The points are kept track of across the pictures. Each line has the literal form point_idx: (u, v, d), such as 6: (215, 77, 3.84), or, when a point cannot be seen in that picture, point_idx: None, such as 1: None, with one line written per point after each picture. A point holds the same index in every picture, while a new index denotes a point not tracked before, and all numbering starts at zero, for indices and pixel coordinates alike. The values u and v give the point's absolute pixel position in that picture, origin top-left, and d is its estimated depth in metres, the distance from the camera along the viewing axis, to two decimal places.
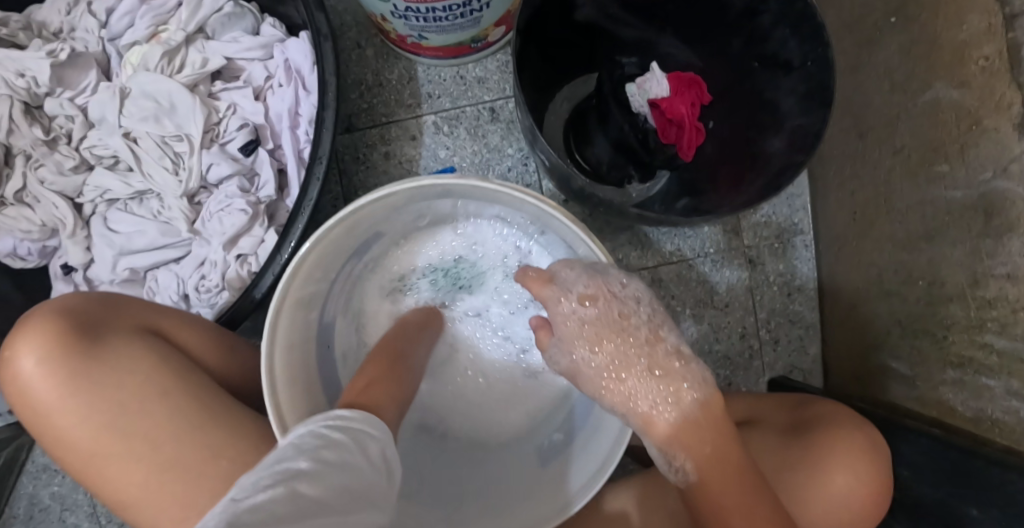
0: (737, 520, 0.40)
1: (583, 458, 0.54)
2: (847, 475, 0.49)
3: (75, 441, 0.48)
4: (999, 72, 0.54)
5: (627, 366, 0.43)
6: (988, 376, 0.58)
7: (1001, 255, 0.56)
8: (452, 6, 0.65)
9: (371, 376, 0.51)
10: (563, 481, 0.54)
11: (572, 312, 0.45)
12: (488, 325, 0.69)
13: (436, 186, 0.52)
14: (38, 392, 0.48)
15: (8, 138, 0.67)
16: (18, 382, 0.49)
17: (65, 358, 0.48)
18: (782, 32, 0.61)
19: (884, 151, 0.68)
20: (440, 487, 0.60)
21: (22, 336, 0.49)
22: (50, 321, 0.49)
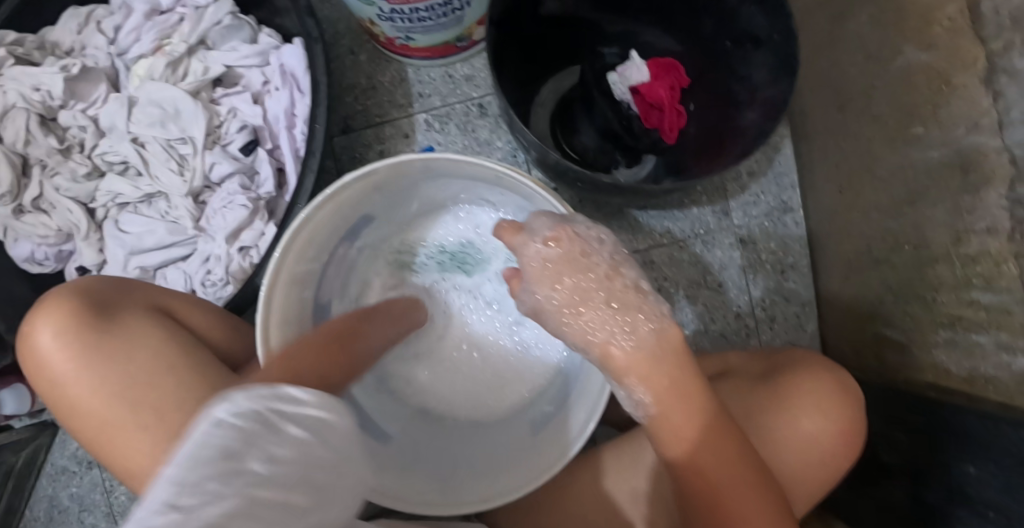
0: (694, 448, 0.44)
1: (571, 419, 0.58)
2: (815, 414, 0.51)
3: (88, 412, 0.50)
4: (963, 30, 0.55)
5: (586, 300, 0.46)
6: (978, 333, 0.58)
7: (980, 209, 0.56)
8: (434, 5, 0.69)
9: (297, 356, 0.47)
10: (558, 442, 0.57)
11: (537, 253, 0.47)
12: (482, 299, 0.72)
13: (416, 161, 0.56)
14: (55, 369, 0.51)
15: (25, 148, 0.73)
16: (37, 361, 0.52)
17: (80, 335, 0.51)
18: (749, 8, 0.64)
19: (863, 121, 0.69)
20: (436, 460, 0.63)
21: (39, 316, 0.52)
22: (70, 299, 0.52)
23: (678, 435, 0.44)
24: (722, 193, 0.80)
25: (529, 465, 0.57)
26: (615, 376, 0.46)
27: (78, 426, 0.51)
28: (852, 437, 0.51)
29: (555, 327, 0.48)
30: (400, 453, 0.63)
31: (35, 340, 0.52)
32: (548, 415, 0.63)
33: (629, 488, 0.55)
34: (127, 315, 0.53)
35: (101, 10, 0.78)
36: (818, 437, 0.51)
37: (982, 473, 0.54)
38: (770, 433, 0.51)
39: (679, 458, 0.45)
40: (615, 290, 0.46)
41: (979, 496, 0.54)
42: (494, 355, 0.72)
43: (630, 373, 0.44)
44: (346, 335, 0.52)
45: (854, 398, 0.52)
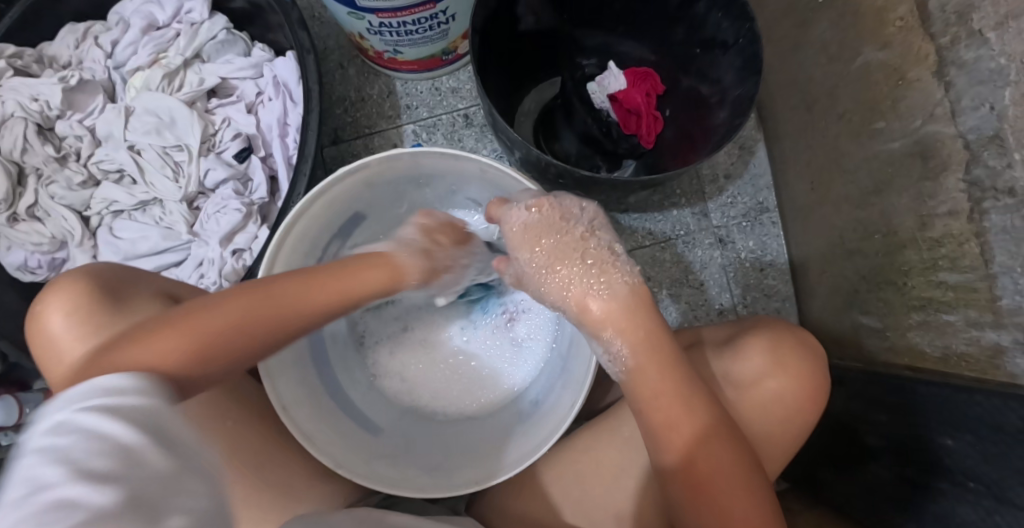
0: (665, 400, 0.48)
1: (559, 405, 0.60)
2: (779, 372, 0.53)
3: None
4: (915, 28, 0.59)
5: (562, 258, 0.51)
6: (948, 312, 0.61)
7: (941, 194, 0.60)
8: (421, 18, 0.74)
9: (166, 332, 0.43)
10: (547, 428, 0.58)
11: (519, 217, 0.52)
12: (509, 327, 0.74)
13: (405, 156, 0.59)
14: (62, 353, 0.51)
15: (23, 156, 0.78)
16: (45, 340, 0.51)
17: (88, 318, 0.50)
18: (716, 16, 0.68)
19: (830, 119, 0.73)
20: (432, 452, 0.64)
21: (51, 297, 0.51)
22: (80, 280, 0.51)
23: (651, 395, 0.48)
24: (701, 195, 0.84)
25: (520, 449, 0.59)
26: (592, 330, 0.51)
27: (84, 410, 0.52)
28: (818, 396, 0.53)
29: (537, 294, 0.53)
30: (392, 444, 0.64)
31: (45, 319, 0.51)
32: (539, 402, 0.65)
33: (613, 465, 0.58)
34: (139, 303, 0.52)
35: (99, 26, 0.83)
36: (785, 396, 0.53)
37: (960, 445, 0.56)
38: (739, 400, 0.54)
39: (654, 416, 0.48)
40: (592, 256, 0.51)
41: (959, 467, 0.56)
42: (487, 359, 0.74)
43: (608, 325, 0.50)
44: (231, 303, 0.46)
45: (816, 358, 0.54)
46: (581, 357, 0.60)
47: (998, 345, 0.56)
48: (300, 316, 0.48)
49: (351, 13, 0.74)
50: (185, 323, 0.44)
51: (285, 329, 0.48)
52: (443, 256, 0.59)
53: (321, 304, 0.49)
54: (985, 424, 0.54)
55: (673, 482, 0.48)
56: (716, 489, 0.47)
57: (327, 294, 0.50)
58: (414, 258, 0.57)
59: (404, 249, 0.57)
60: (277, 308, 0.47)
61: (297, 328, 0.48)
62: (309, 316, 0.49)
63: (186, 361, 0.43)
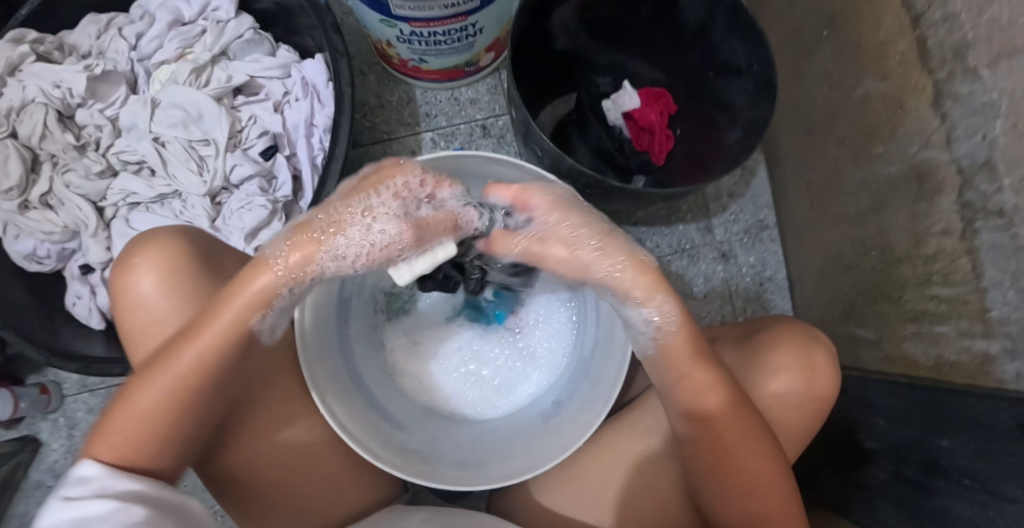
0: (701, 382, 0.52)
1: (586, 402, 0.63)
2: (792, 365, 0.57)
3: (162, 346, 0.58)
4: (913, 62, 0.65)
5: (608, 236, 0.51)
6: (941, 324, 0.66)
7: (935, 214, 0.65)
8: (451, 29, 0.78)
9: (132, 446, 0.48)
10: (575, 424, 0.61)
11: (555, 192, 0.51)
12: (521, 340, 0.76)
13: (450, 158, 0.61)
14: (147, 308, 0.58)
15: (41, 143, 0.78)
16: (128, 289, 0.58)
17: (175, 281, 0.58)
18: (732, 42, 0.73)
19: (830, 143, 0.78)
20: (457, 447, 0.66)
21: (143, 256, 0.58)
22: (169, 245, 0.59)
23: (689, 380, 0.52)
24: (705, 211, 0.88)
25: (546, 444, 0.61)
26: (646, 294, 0.50)
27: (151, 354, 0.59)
28: (831, 392, 0.57)
29: (563, 254, 0.50)
30: (416, 437, 0.65)
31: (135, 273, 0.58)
32: (558, 404, 0.68)
33: (639, 459, 0.60)
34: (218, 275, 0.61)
35: (122, 18, 0.84)
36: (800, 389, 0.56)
37: (954, 445, 0.61)
38: (756, 393, 0.57)
39: (690, 396, 0.52)
40: (620, 241, 0.51)
41: (953, 464, 0.61)
42: (500, 367, 0.75)
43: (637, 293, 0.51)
44: (141, 386, 0.49)
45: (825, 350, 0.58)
46: (608, 358, 0.63)
47: (988, 354, 0.61)
48: (196, 365, 0.50)
49: (384, 20, 0.77)
50: (107, 423, 0.49)
51: (196, 382, 0.50)
52: (325, 220, 0.49)
53: (208, 345, 0.49)
54: (977, 426, 0.59)
55: (700, 461, 0.53)
56: (743, 466, 0.53)
57: (217, 329, 0.50)
58: (280, 252, 0.49)
59: (274, 243, 0.50)
60: (176, 370, 0.49)
61: (203, 377, 0.50)
62: (207, 359, 0.50)
63: (118, 455, 0.48)
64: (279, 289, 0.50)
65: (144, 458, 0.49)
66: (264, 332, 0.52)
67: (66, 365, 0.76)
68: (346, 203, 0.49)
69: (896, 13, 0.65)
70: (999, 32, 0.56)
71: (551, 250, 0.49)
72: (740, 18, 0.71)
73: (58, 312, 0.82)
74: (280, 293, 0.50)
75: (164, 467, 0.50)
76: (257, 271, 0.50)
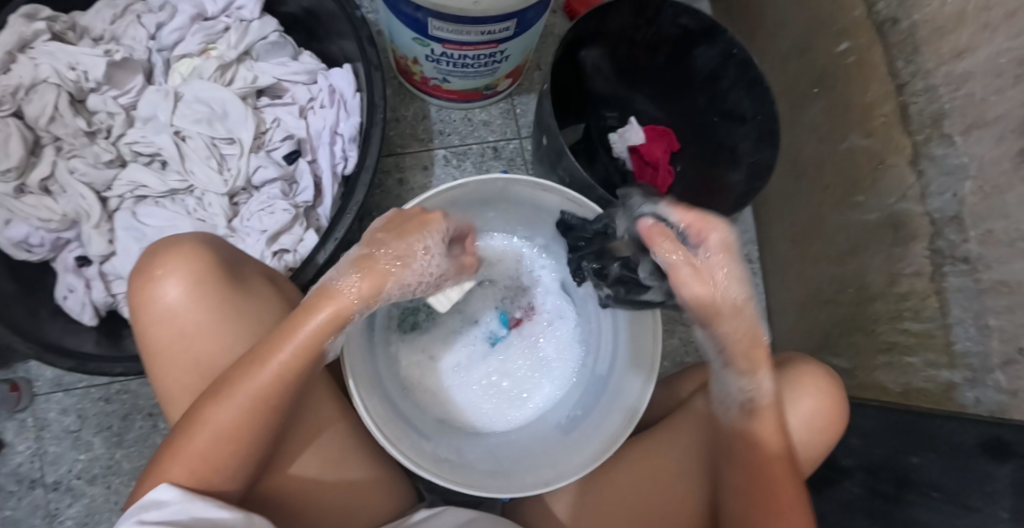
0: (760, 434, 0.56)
1: (601, 420, 0.68)
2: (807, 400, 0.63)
3: (197, 354, 0.60)
4: (897, 125, 0.74)
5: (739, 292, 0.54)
6: (910, 355, 0.75)
7: (908, 258, 0.75)
8: (481, 55, 0.82)
9: (213, 463, 0.53)
10: (591, 438, 0.67)
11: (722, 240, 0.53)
12: (538, 352, 0.81)
13: (500, 181, 0.65)
14: (177, 319, 0.59)
15: (49, 125, 0.75)
16: (153, 303, 0.59)
17: (208, 292, 0.59)
18: (738, 92, 0.81)
19: (816, 189, 0.88)
20: (481, 459, 0.69)
21: (174, 266, 0.59)
22: (200, 259, 0.59)
23: (752, 422, 0.56)
24: None
25: (568, 458, 0.66)
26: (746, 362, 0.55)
27: (173, 364, 0.60)
28: (841, 416, 0.63)
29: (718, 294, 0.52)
30: (442, 449, 0.68)
31: (156, 286, 0.59)
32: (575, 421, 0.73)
33: (661, 472, 0.64)
34: (252, 285, 0.64)
35: (140, 4, 0.81)
36: (809, 419, 0.63)
37: (923, 462, 0.69)
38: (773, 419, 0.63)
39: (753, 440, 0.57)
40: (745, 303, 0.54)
41: (923, 479, 0.68)
42: (519, 377, 0.79)
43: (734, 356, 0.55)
44: (212, 408, 0.53)
45: (836, 388, 0.64)
46: (625, 382, 0.68)
47: (951, 382, 0.70)
48: (265, 388, 0.53)
49: (417, 38, 0.80)
50: (181, 445, 0.53)
51: (265, 403, 0.53)
52: (390, 254, 0.55)
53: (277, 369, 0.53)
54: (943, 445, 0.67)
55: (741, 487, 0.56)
56: (787, 504, 0.54)
57: (286, 355, 0.53)
58: (349, 283, 0.54)
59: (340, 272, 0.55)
60: (247, 393, 0.53)
61: (271, 398, 0.53)
62: (274, 382, 0.53)
63: (195, 474, 0.53)
64: (352, 313, 0.54)
65: (218, 474, 0.53)
66: (330, 351, 0.56)
67: (60, 360, 0.72)
68: (407, 242, 0.56)
69: (884, 81, 0.75)
70: (972, 105, 0.65)
71: (714, 289, 0.52)
72: (748, 71, 0.79)
73: (43, 304, 0.78)
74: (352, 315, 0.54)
75: (233, 482, 0.54)
76: (328, 300, 0.54)
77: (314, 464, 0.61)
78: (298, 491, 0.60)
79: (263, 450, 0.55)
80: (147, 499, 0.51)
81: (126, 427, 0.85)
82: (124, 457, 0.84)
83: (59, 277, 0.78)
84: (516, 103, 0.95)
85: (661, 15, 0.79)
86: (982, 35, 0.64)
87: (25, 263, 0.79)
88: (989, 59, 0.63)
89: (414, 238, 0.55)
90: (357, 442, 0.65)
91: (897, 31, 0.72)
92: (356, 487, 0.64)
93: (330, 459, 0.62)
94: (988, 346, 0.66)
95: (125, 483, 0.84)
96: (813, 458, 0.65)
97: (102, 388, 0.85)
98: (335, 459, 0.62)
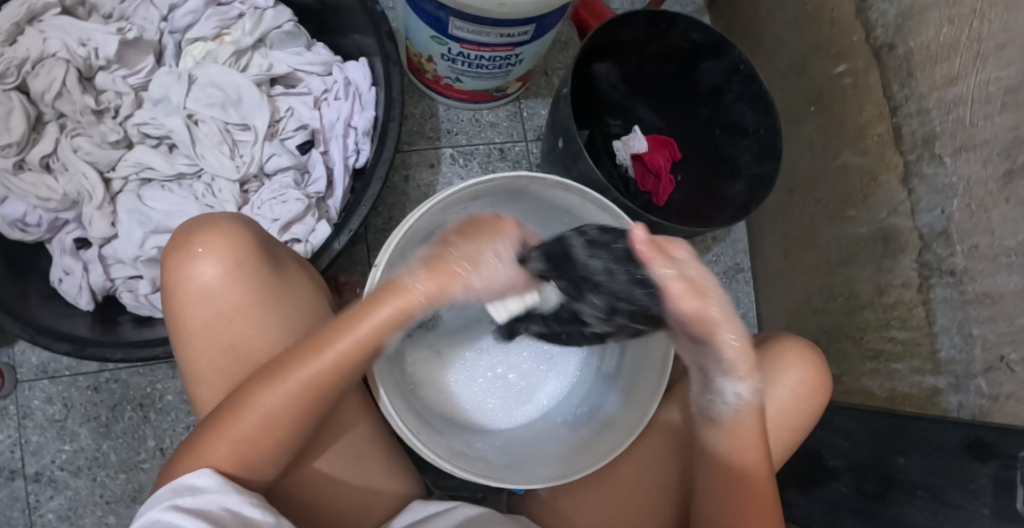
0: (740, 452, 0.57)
1: (620, 416, 0.70)
2: (791, 372, 0.65)
3: (232, 337, 0.58)
4: (890, 144, 0.79)
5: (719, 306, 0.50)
6: (896, 361, 0.80)
7: (897, 270, 0.79)
8: (496, 57, 0.83)
9: (258, 450, 0.52)
10: (610, 432, 0.68)
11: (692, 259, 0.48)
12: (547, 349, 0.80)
13: (524, 178, 0.67)
14: (212, 298, 0.57)
15: (55, 101, 0.73)
16: (188, 281, 0.57)
17: (249, 273, 0.58)
18: (741, 107, 0.85)
19: (810, 203, 0.93)
20: (492, 451, 0.70)
21: (214, 244, 0.57)
22: (240, 239, 0.58)
23: (736, 435, 0.56)
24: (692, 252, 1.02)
25: (590, 451, 0.67)
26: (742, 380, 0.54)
27: (205, 346, 0.58)
28: (819, 399, 0.65)
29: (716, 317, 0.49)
30: (454, 439, 0.70)
31: (194, 264, 0.56)
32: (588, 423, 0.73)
33: (646, 465, 0.66)
34: (288, 269, 0.62)
35: None
36: (796, 389, 0.65)
37: (909, 462, 0.72)
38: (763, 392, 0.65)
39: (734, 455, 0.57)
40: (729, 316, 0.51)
41: (908, 479, 0.71)
42: (525, 369, 0.80)
43: (736, 369, 0.53)
44: (260, 394, 0.52)
45: (817, 358, 0.66)
46: (642, 383, 0.70)
47: (936, 387, 0.74)
48: (320, 378, 0.53)
49: (435, 37, 0.81)
50: (226, 426, 0.52)
51: (315, 392, 0.53)
52: (459, 253, 0.50)
53: (334, 359, 0.53)
54: (927, 446, 0.71)
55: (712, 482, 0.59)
56: (759, 508, 0.57)
57: (343, 347, 0.53)
58: (416, 280, 0.51)
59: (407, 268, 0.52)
60: (301, 381, 0.52)
61: (322, 388, 0.53)
62: (329, 372, 0.53)
63: (236, 458, 0.51)
64: (416, 307, 0.52)
65: (258, 460, 0.52)
66: (385, 349, 0.55)
67: (56, 343, 0.70)
68: (481, 241, 0.50)
69: (878, 103, 0.80)
70: (961, 129, 0.70)
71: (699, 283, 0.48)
72: (752, 87, 0.83)
73: (34, 287, 0.75)
74: (415, 315, 0.53)
75: (269, 471, 0.54)
76: (393, 296, 0.52)
77: (339, 462, 0.61)
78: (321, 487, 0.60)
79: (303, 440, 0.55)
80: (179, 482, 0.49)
81: (114, 418, 0.82)
82: (111, 448, 0.82)
83: (55, 259, 0.76)
84: (523, 106, 0.97)
85: (673, 27, 0.83)
86: (973, 64, 0.68)
87: (18, 243, 0.76)
88: (978, 86, 0.68)
89: (485, 243, 0.50)
90: (376, 439, 0.64)
91: (893, 57, 0.77)
92: (378, 484, 0.63)
93: (354, 459, 0.61)
94: (971, 354, 0.70)
95: (112, 475, 0.81)
96: (802, 432, 0.67)
97: (90, 377, 0.83)
98: (357, 454, 0.62)
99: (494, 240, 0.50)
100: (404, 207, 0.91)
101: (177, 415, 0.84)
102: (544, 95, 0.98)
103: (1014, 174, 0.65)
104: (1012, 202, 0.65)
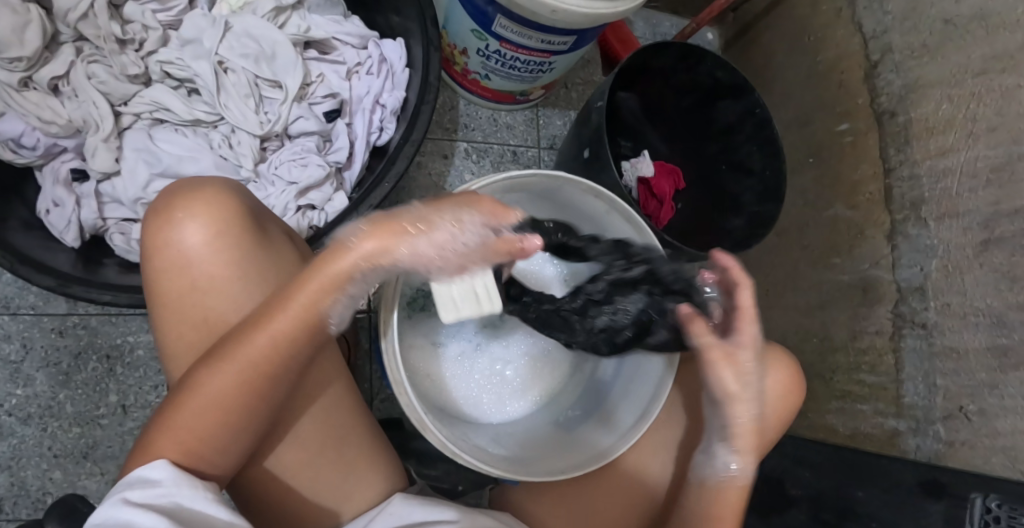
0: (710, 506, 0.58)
1: (600, 433, 0.70)
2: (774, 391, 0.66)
3: (207, 310, 0.53)
4: (878, 202, 0.85)
5: (737, 363, 0.56)
6: (861, 403, 0.86)
7: (871, 318, 0.85)
8: (531, 61, 0.83)
9: (209, 440, 0.48)
10: (585, 447, 0.68)
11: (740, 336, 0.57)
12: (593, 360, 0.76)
13: (560, 178, 0.67)
14: (184, 267, 0.52)
15: (78, 22, 0.70)
16: (165, 246, 0.52)
17: (232, 242, 0.53)
18: (750, 147, 0.91)
19: (795, 246, 1.00)
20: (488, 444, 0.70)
21: (193, 206, 0.52)
22: (223, 203, 0.53)
23: (721, 492, 0.58)
24: None
25: (555, 461, 0.67)
26: (745, 443, 0.57)
27: (179, 316, 0.53)
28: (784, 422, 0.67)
29: (716, 373, 0.56)
30: (453, 426, 0.68)
31: (174, 228, 0.52)
32: (558, 435, 0.74)
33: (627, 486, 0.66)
34: (274, 240, 0.57)
35: None
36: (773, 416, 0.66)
37: None
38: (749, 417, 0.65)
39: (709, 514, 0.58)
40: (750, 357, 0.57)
41: (863, 511, 0.64)
42: (534, 371, 0.81)
43: (735, 439, 0.57)
44: (211, 376, 0.48)
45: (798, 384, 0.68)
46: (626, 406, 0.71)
47: (896, 429, 0.80)
48: (265, 355, 0.49)
49: (476, 31, 0.82)
50: (173, 415, 0.48)
51: (266, 378, 0.49)
52: (412, 216, 0.50)
53: (282, 335, 0.49)
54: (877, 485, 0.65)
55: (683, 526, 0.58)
56: None
57: (287, 318, 0.49)
58: (359, 239, 0.49)
59: (351, 231, 0.51)
60: (248, 363, 0.48)
61: (273, 369, 0.49)
62: (280, 355, 0.49)
63: (185, 450, 0.48)
64: (355, 277, 0.50)
65: (210, 451, 0.48)
66: (331, 326, 0.51)
67: (37, 276, 0.64)
68: (437, 211, 0.50)
69: (874, 163, 0.86)
70: (947, 198, 0.76)
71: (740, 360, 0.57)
72: (764, 130, 0.88)
73: (16, 214, 0.69)
74: (357, 279, 0.50)
75: (227, 463, 0.50)
76: (335, 257, 0.49)
77: (308, 446, 0.57)
78: (288, 475, 0.56)
79: (260, 430, 0.51)
80: (132, 474, 0.45)
81: (76, 367, 0.77)
82: (68, 399, 0.76)
83: (45, 187, 0.71)
84: (541, 114, 0.99)
85: (701, 63, 0.89)
86: (965, 140, 0.74)
87: (8, 165, 0.71)
88: (968, 161, 0.74)
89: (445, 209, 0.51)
90: (358, 429, 0.60)
91: (893, 123, 0.84)
92: (350, 470, 0.59)
93: (318, 445, 0.57)
94: (933, 401, 0.76)
95: (64, 428, 0.75)
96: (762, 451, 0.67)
97: (56, 319, 0.77)
98: (330, 442, 0.58)
99: (456, 210, 0.50)
100: (410, 192, 0.91)
101: (146, 373, 0.78)
102: (563, 106, 1.00)
103: (990, 244, 0.71)
104: (985, 268, 0.71)
